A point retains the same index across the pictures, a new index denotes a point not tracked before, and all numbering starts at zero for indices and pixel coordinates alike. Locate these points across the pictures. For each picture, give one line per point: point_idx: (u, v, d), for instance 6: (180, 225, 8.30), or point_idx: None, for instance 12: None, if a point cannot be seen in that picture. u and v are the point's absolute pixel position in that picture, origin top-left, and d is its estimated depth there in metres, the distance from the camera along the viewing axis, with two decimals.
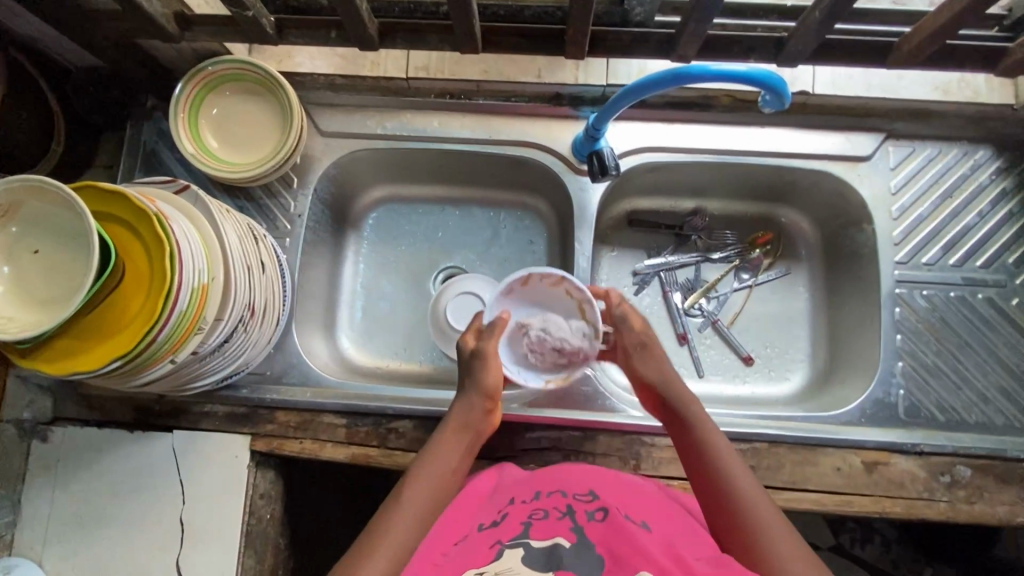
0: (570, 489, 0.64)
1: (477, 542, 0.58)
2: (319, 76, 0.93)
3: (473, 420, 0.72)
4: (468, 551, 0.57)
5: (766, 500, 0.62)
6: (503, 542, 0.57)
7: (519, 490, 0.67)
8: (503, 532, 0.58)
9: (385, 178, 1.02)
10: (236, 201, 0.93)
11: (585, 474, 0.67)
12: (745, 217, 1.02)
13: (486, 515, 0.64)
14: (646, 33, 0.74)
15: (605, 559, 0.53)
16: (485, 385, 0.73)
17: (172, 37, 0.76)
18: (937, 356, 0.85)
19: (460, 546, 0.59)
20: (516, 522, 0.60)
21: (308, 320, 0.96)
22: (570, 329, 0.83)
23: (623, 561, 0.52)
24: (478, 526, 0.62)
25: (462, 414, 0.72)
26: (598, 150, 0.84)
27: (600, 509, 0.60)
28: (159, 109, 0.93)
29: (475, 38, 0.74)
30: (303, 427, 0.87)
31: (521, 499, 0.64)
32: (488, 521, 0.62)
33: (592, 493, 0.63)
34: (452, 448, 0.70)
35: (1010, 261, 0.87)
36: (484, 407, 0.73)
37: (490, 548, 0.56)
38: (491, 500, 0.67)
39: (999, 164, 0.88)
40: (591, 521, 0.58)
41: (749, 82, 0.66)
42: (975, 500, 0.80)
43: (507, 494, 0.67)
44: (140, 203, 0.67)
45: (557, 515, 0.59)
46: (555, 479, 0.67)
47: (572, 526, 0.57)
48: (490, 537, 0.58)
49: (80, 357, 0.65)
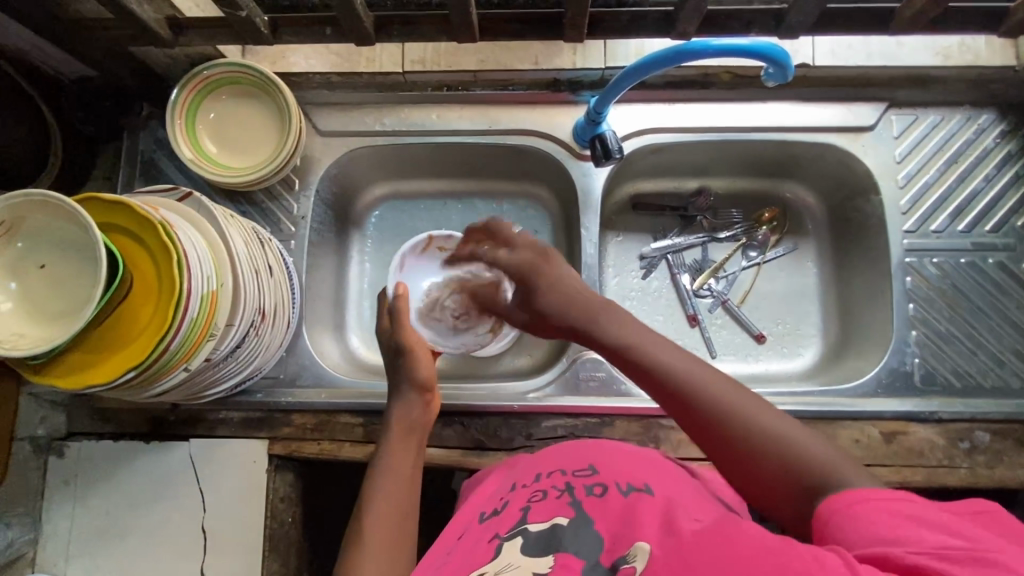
0: (568, 467, 0.64)
1: (481, 536, 0.58)
2: (314, 74, 0.92)
3: (413, 418, 0.74)
4: (472, 547, 0.57)
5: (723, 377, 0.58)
6: (501, 535, 0.56)
7: (522, 474, 0.67)
8: (501, 525, 0.58)
9: (386, 175, 1.02)
10: (238, 206, 0.92)
11: (582, 450, 0.67)
12: (750, 195, 1.01)
13: (491, 505, 0.64)
14: (644, 12, 0.73)
15: (604, 538, 0.53)
16: (418, 378, 0.76)
17: (166, 42, 0.75)
18: (950, 323, 0.85)
19: (463, 543, 0.59)
20: (516, 510, 0.59)
21: (317, 321, 0.95)
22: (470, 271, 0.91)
23: (620, 538, 0.52)
24: (482, 518, 0.62)
25: (405, 417, 0.74)
26: (601, 134, 0.83)
27: (598, 485, 0.59)
28: (154, 117, 0.93)
29: (472, 27, 0.73)
30: (320, 428, 0.87)
31: (522, 484, 0.64)
32: (490, 513, 0.62)
33: (590, 468, 0.63)
34: (399, 454, 0.71)
35: (1019, 224, 0.87)
36: (421, 401, 0.76)
37: (489, 543, 0.56)
38: (503, 487, 0.66)
39: (1003, 127, 0.88)
40: (589, 498, 0.58)
41: (751, 55, 0.65)
42: (996, 464, 0.79)
43: (510, 480, 0.67)
44: (145, 211, 0.66)
45: (556, 493, 0.59)
46: (554, 458, 0.66)
47: (570, 504, 0.57)
48: (491, 531, 0.58)
49: (95, 370, 0.65)
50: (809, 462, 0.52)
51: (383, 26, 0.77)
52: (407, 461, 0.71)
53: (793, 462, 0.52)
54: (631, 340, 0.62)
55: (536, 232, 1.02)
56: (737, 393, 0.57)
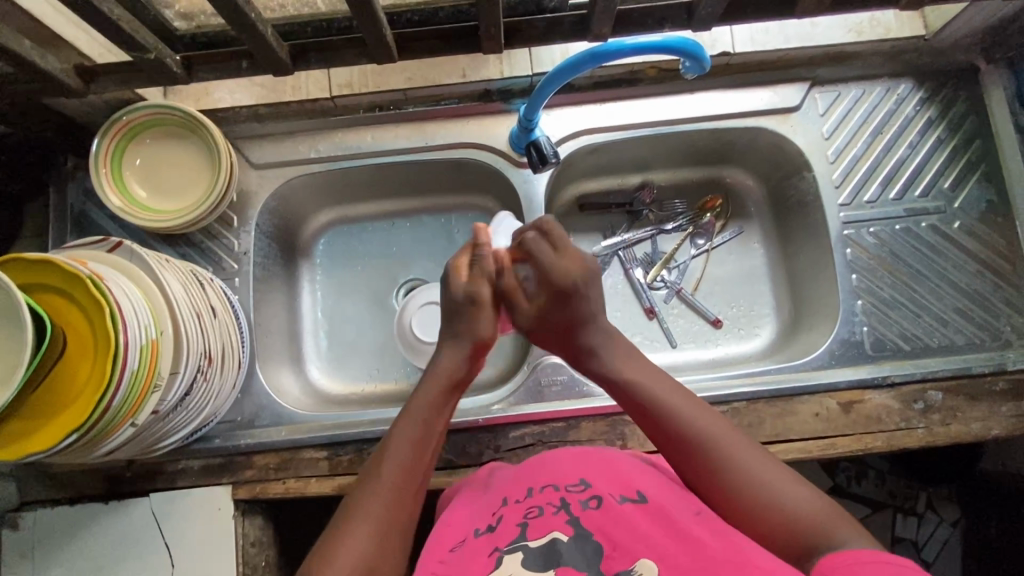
0: (561, 481, 0.62)
1: (475, 546, 0.57)
2: (241, 109, 0.90)
3: (457, 373, 0.67)
4: (468, 558, 0.56)
5: (716, 421, 0.62)
6: (503, 547, 0.56)
7: (512, 488, 0.65)
8: (502, 534, 0.57)
9: (329, 201, 1.01)
10: (177, 249, 0.90)
11: (571, 461, 0.66)
12: (692, 184, 1.03)
13: (480, 518, 0.62)
14: (561, 17, 0.74)
15: (604, 547, 0.54)
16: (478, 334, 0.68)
17: (75, 91, 0.73)
18: (893, 289, 0.87)
19: (456, 552, 0.58)
20: (512, 524, 0.58)
21: (273, 357, 0.94)
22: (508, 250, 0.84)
23: (623, 548, 0.53)
24: (474, 530, 0.60)
25: (449, 368, 0.67)
26: (535, 141, 0.83)
27: (595, 497, 0.59)
28: (81, 167, 0.90)
29: (389, 48, 0.73)
30: (284, 467, 0.84)
31: (514, 499, 0.62)
32: (482, 526, 0.60)
33: (583, 481, 0.62)
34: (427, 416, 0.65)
35: (946, 186, 0.89)
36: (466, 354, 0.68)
37: (489, 556, 0.55)
38: (485, 500, 0.65)
39: (921, 94, 0.91)
40: (587, 511, 0.57)
41: (665, 51, 0.66)
42: (951, 421, 0.82)
43: (499, 494, 0.65)
44: (71, 267, 0.64)
45: (552, 510, 0.58)
46: (544, 472, 0.65)
47: (569, 519, 0.57)
48: (490, 542, 0.57)
49: (34, 438, 0.63)
50: (796, 515, 0.55)
51: (302, 54, 0.77)
52: (439, 415, 0.65)
53: (781, 515, 0.55)
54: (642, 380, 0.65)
55: None
56: (729, 431, 0.61)
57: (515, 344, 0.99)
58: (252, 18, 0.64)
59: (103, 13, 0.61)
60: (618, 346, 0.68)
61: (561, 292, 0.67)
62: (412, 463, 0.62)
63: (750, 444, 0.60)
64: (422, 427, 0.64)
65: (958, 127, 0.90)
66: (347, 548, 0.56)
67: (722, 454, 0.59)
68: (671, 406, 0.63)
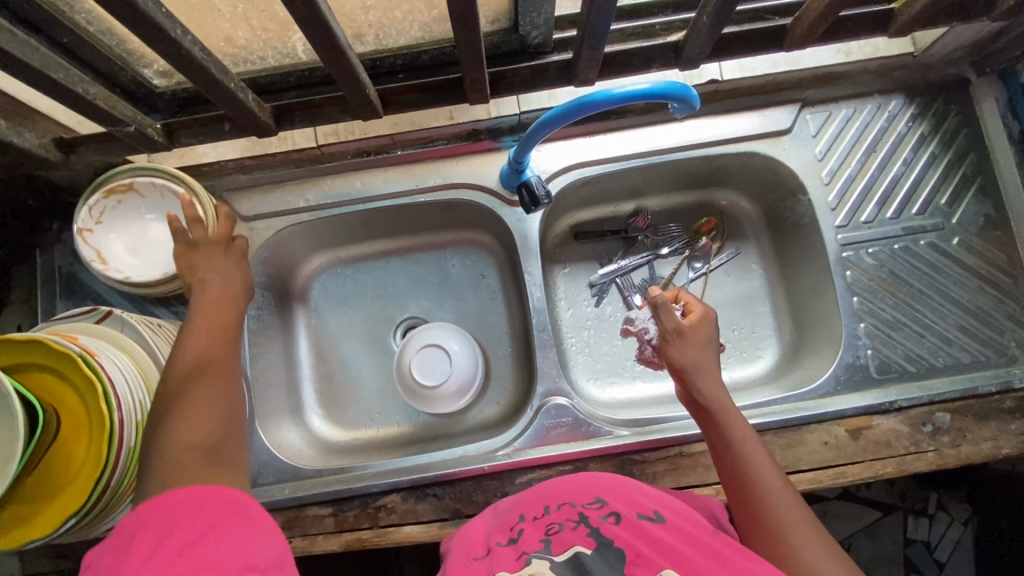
0: (578, 499, 0.61)
1: (499, 557, 0.56)
2: (227, 162, 0.88)
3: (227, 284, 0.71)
4: (490, 566, 0.55)
5: (792, 494, 0.61)
6: (530, 552, 0.54)
7: (528, 504, 0.63)
8: (527, 543, 0.56)
9: (321, 246, 0.99)
10: (172, 309, 0.87)
11: (586, 482, 0.64)
12: (686, 207, 1.02)
13: (498, 534, 0.61)
14: (545, 63, 0.75)
15: (627, 554, 0.52)
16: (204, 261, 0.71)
17: (55, 163, 0.73)
18: (896, 309, 0.87)
19: (480, 562, 0.57)
20: (534, 536, 0.57)
21: (273, 410, 0.92)
22: (533, 281, 0.90)
23: (647, 557, 0.51)
24: (496, 542, 0.59)
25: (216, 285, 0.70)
26: (526, 181, 0.82)
27: (613, 513, 0.58)
28: (67, 230, 0.88)
29: (373, 104, 0.73)
30: (289, 526, 0.83)
31: (531, 516, 0.61)
32: (503, 538, 0.59)
33: (599, 499, 0.60)
34: (217, 315, 0.68)
35: (943, 202, 0.88)
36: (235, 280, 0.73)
37: (516, 559, 0.54)
38: (504, 516, 0.64)
39: (912, 110, 0.90)
40: (607, 526, 0.56)
41: (655, 97, 0.65)
42: (960, 443, 0.81)
43: (515, 510, 0.64)
44: (60, 345, 0.63)
45: (571, 524, 0.57)
46: (560, 490, 0.63)
47: (589, 532, 0.55)
48: (514, 552, 0.56)
49: (31, 525, 0.62)
50: None
51: (285, 114, 0.77)
52: (224, 307, 0.69)
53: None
54: (733, 430, 0.66)
55: (483, 278, 1.01)
56: (801, 509, 0.60)
57: (517, 379, 0.98)
58: (232, 88, 0.64)
59: (78, 94, 0.60)
60: (721, 390, 0.70)
61: (700, 318, 0.75)
62: (218, 353, 0.64)
63: (812, 521, 0.59)
64: (211, 318, 0.67)
65: (951, 141, 0.89)
66: (178, 430, 0.56)
67: (786, 525, 0.58)
68: (756, 465, 0.63)
